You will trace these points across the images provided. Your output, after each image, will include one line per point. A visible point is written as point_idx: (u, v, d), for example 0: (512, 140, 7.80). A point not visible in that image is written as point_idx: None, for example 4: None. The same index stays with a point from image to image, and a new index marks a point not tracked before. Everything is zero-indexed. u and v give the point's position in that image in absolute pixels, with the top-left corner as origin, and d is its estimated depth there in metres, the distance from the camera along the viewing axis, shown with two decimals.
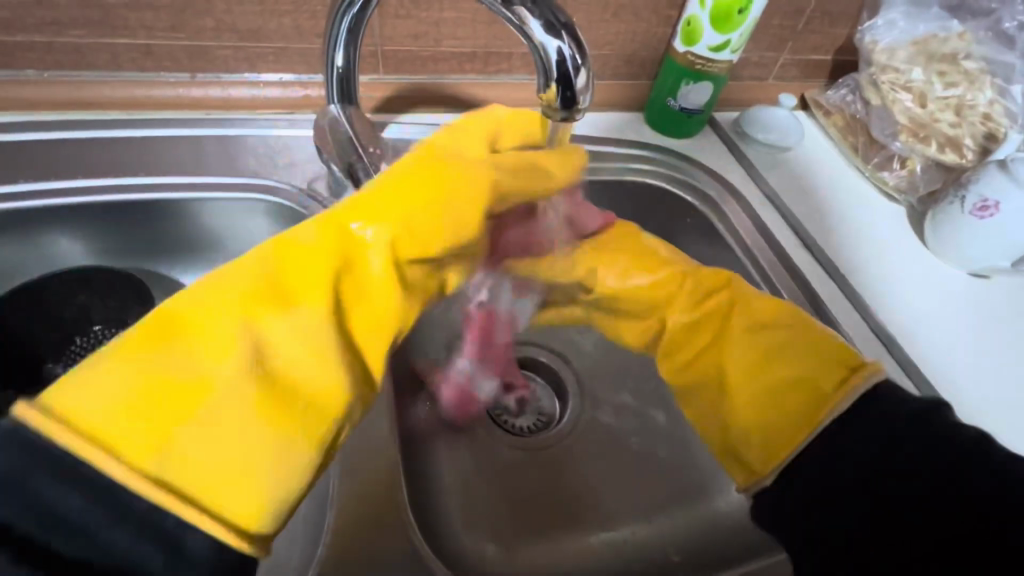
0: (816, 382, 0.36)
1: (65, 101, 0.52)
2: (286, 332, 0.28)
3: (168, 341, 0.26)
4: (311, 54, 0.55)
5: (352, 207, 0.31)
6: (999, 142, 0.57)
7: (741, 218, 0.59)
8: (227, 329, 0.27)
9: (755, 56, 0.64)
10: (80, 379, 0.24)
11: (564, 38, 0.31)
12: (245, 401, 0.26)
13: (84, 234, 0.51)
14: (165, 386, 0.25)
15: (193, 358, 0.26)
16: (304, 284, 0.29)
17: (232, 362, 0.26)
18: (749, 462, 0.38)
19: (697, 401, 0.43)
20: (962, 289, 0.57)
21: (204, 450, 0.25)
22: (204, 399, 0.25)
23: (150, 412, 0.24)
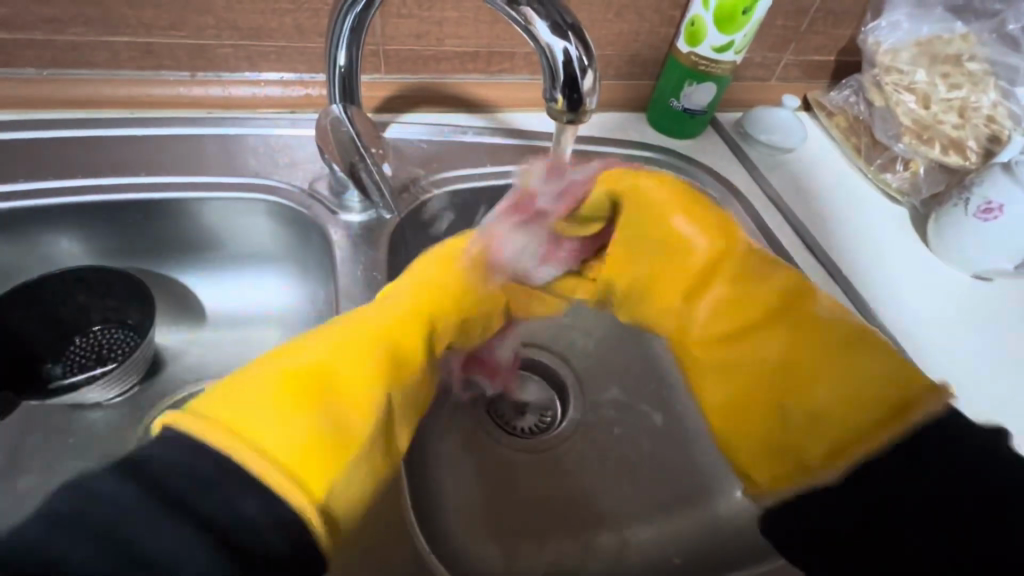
0: (893, 389, 0.34)
1: (64, 99, 0.52)
2: (395, 400, 0.34)
3: (322, 394, 0.31)
4: (312, 53, 0.54)
5: (430, 291, 0.41)
6: (1003, 144, 0.57)
7: (743, 219, 0.58)
8: (362, 385, 0.32)
9: (758, 57, 0.64)
10: (256, 416, 0.28)
11: (571, 39, 0.31)
12: (371, 451, 0.31)
13: (84, 234, 0.51)
14: (317, 437, 0.29)
15: (342, 411, 0.31)
16: (403, 355, 0.36)
17: (368, 419, 0.32)
18: (810, 453, 0.35)
19: (742, 391, 0.40)
20: (965, 292, 0.56)
21: (341, 493, 0.29)
22: (349, 444, 0.30)
23: (310, 456, 0.28)
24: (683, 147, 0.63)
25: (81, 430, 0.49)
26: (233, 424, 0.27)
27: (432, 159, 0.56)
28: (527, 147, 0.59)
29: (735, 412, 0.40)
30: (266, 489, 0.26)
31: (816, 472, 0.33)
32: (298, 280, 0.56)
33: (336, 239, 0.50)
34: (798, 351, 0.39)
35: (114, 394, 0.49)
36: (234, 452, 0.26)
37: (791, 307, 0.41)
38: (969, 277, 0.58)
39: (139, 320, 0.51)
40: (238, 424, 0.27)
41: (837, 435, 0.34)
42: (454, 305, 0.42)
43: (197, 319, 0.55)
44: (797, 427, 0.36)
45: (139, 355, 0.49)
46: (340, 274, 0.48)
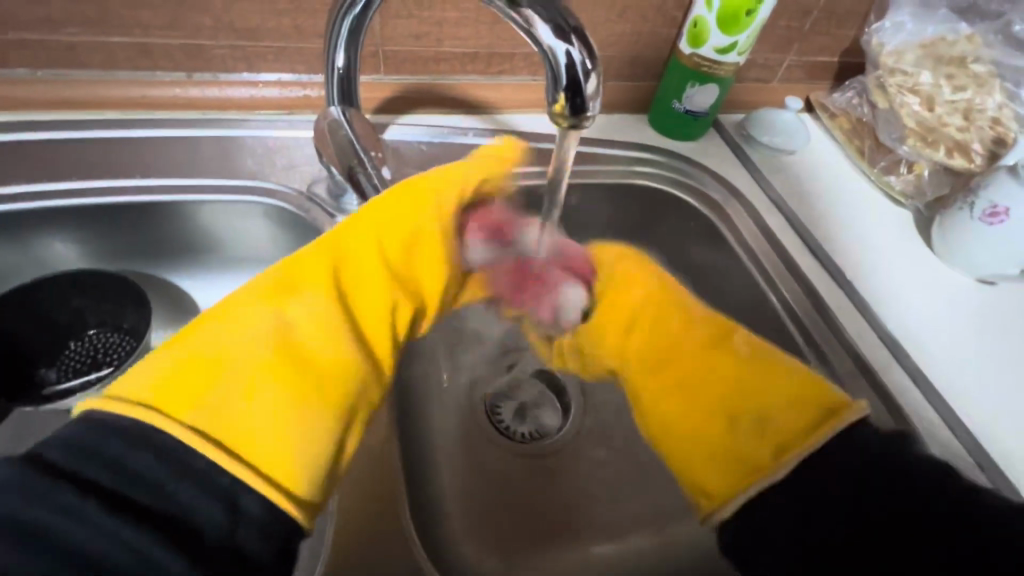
0: (821, 397, 0.38)
1: (60, 100, 0.51)
2: (297, 315, 0.34)
3: (200, 333, 0.33)
4: (311, 53, 0.53)
5: (346, 229, 0.40)
6: (1008, 146, 0.57)
7: (745, 221, 0.58)
8: (246, 316, 0.34)
9: (760, 58, 0.64)
10: (144, 377, 0.30)
11: (574, 43, 0.30)
12: (259, 367, 0.32)
13: (79, 237, 0.50)
14: (186, 365, 0.31)
15: (216, 340, 0.33)
16: (300, 284, 0.36)
17: (251, 345, 0.32)
18: (756, 457, 0.37)
19: (682, 406, 0.42)
20: (969, 296, 0.56)
21: (245, 418, 0.30)
22: (223, 367, 0.31)
23: (203, 390, 0.30)
24: (685, 148, 0.63)
25: None
26: (130, 392, 0.29)
27: (431, 162, 0.56)
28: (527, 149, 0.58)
29: (683, 425, 0.41)
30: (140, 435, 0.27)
31: (770, 471, 0.36)
32: None
33: None
34: (737, 373, 0.41)
35: None
36: (127, 410, 0.28)
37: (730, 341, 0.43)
38: (973, 280, 0.57)
39: (134, 324, 0.51)
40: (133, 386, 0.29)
41: (778, 437, 0.37)
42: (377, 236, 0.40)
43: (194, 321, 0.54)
44: (747, 436, 0.38)
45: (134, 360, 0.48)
46: None
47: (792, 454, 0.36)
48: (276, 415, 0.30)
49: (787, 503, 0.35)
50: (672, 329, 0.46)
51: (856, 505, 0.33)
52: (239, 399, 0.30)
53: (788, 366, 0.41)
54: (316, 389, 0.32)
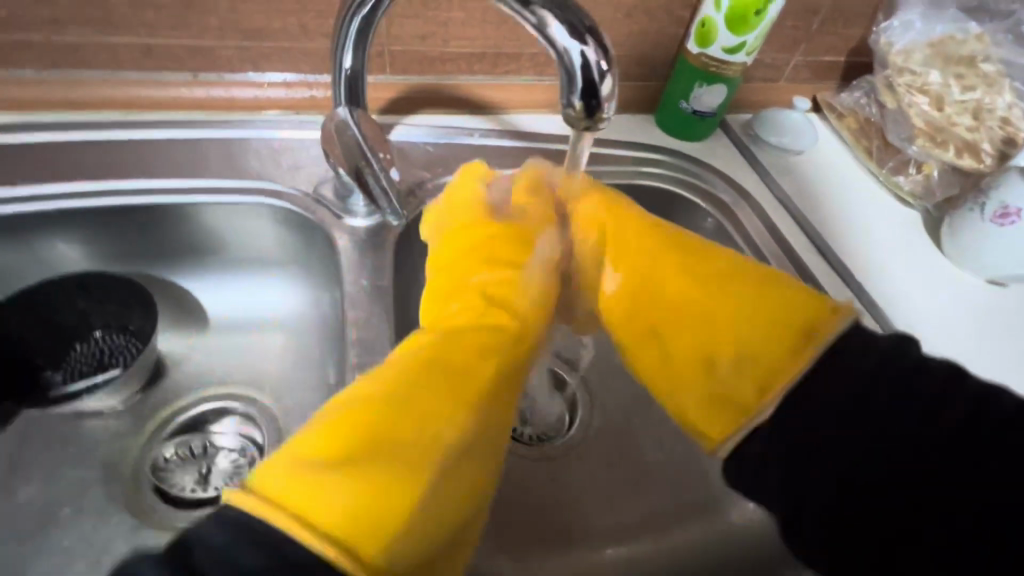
0: (796, 313, 0.36)
1: (65, 101, 0.51)
2: (468, 429, 0.33)
3: (380, 441, 0.30)
4: (316, 54, 0.53)
5: (479, 300, 0.40)
6: (1018, 147, 0.56)
7: (753, 222, 0.58)
8: (426, 428, 0.32)
9: (768, 57, 0.63)
10: (302, 475, 0.27)
11: (589, 43, 0.30)
12: (444, 489, 0.30)
13: (85, 239, 0.50)
14: (373, 488, 0.28)
15: (398, 453, 0.30)
16: (466, 388, 0.35)
17: (434, 464, 0.30)
18: (742, 396, 0.35)
19: (659, 355, 0.40)
20: (979, 297, 0.56)
21: (430, 539, 0.29)
22: (412, 487, 0.29)
23: (376, 517, 0.27)
24: (692, 149, 0.62)
25: (83, 440, 0.48)
26: (298, 503, 0.26)
27: (437, 163, 0.55)
28: (534, 150, 0.58)
29: (664, 374, 0.39)
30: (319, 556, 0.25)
31: (754, 410, 0.34)
32: (303, 285, 0.55)
33: (340, 244, 0.49)
34: (718, 303, 0.39)
35: (115, 402, 0.49)
36: (303, 529, 0.25)
37: (719, 270, 0.40)
38: (982, 281, 0.57)
39: (141, 326, 0.50)
40: (290, 484, 0.27)
41: (758, 374, 0.35)
42: (504, 312, 0.40)
43: (201, 325, 0.54)
44: (727, 376, 0.36)
45: (141, 363, 0.48)
46: (345, 280, 0.47)
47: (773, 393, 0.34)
48: (426, 523, 0.29)
49: (803, 454, 0.32)
50: (659, 273, 0.42)
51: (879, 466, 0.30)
52: (393, 500, 0.28)
53: (772, 284, 0.39)
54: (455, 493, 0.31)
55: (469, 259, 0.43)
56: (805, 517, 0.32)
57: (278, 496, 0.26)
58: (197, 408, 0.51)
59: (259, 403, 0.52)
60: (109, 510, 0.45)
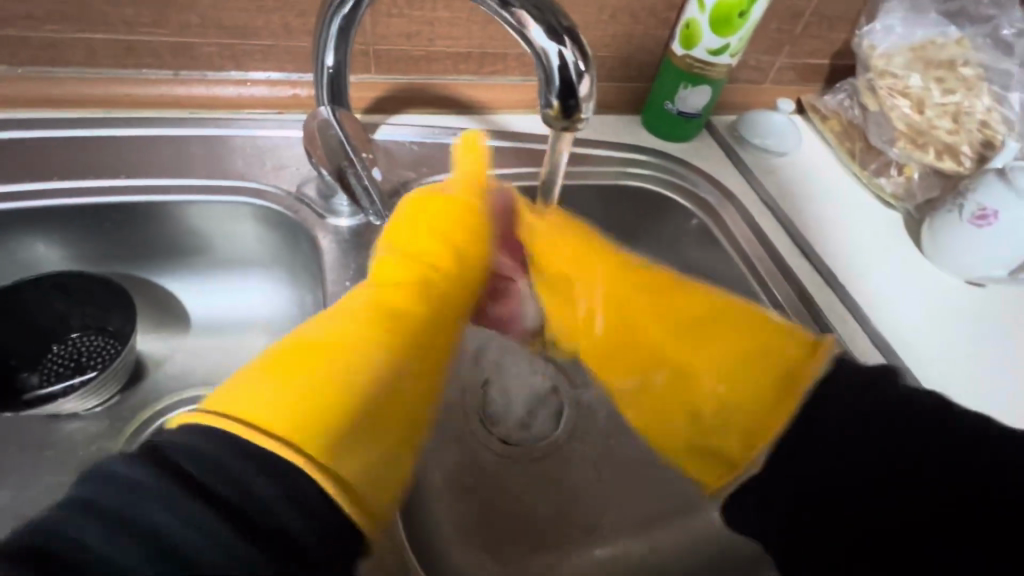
0: (773, 353, 0.36)
1: (42, 99, 0.50)
2: (411, 361, 0.33)
3: (321, 361, 0.30)
4: (300, 53, 0.53)
5: (431, 251, 0.40)
6: (996, 149, 0.57)
7: (737, 223, 0.58)
8: (367, 353, 0.31)
9: (752, 59, 0.64)
10: (251, 394, 0.27)
11: (567, 43, 0.30)
12: (384, 412, 0.30)
13: (62, 239, 0.49)
14: (314, 396, 0.28)
15: (342, 371, 0.30)
16: (410, 324, 0.35)
17: (378, 386, 0.30)
18: (727, 450, 0.35)
19: (635, 349, 0.40)
20: (959, 298, 0.56)
21: (373, 459, 0.28)
22: (355, 406, 0.29)
23: (320, 423, 0.27)
24: (677, 150, 0.63)
25: (61, 442, 0.47)
26: (241, 410, 0.26)
27: (423, 163, 0.55)
28: (520, 151, 0.58)
29: (655, 414, 0.38)
30: (272, 466, 0.24)
31: (743, 465, 0.34)
32: (286, 286, 0.55)
33: (323, 244, 0.49)
34: (706, 332, 0.38)
35: (94, 404, 0.48)
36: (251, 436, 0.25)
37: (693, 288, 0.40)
38: (963, 282, 0.58)
39: (119, 327, 0.50)
40: (241, 403, 0.27)
41: (744, 430, 0.35)
42: (459, 264, 0.41)
43: (182, 327, 0.54)
44: (710, 429, 0.36)
45: (122, 363, 0.48)
46: (328, 281, 0.47)
47: (761, 446, 0.34)
48: (375, 438, 0.29)
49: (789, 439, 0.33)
50: (630, 270, 0.41)
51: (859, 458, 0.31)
52: (343, 413, 0.28)
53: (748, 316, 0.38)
54: (401, 419, 0.31)
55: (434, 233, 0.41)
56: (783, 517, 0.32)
57: (223, 409, 0.26)
58: (175, 410, 0.51)
59: None
60: None
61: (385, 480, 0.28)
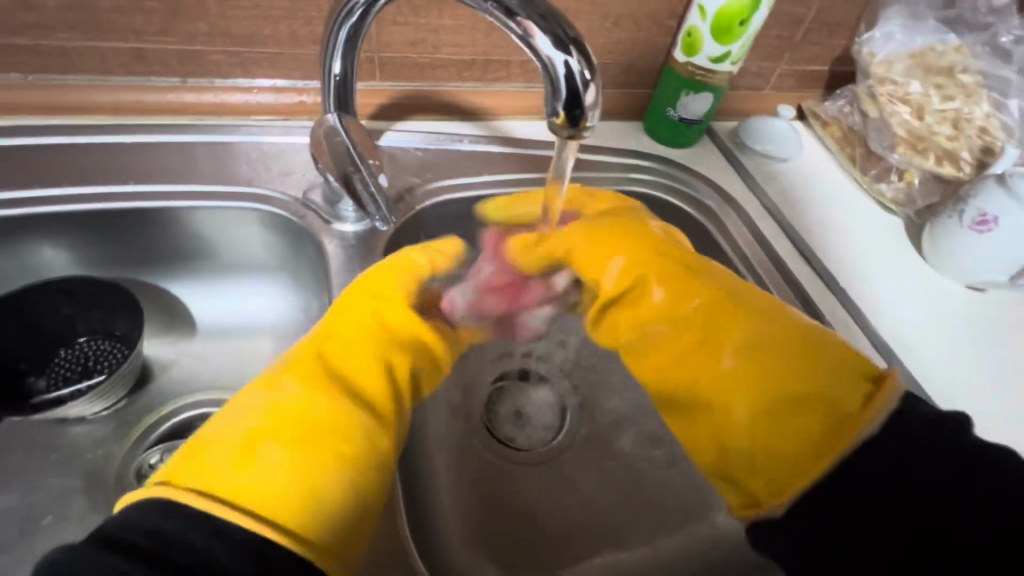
0: (830, 401, 0.33)
1: (51, 106, 0.51)
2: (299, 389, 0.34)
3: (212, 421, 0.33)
4: (307, 60, 0.53)
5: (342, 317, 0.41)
6: (996, 155, 0.58)
7: (739, 228, 0.58)
8: (254, 398, 0.33)
9: (753, 66, 0.64)
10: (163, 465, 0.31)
11: (573, 53, 0.30)
12: (271, 435, 0.31)
13: (71, 244, 0.50)
14: (198, 449, 0.31)
15: (227, 421, 0.32)
16: (301, 366, 0.36)
17: (261, 420, 0.32)
18: (756, 483, 0.34)
19: (675, 373, 0.40)
20: (961, 303, 0.57)
21: (263, 474, 0.29)
22: (238, 440, 0.31)
23: (204, 466, 0.29)
24: (679, 155, 0.63)
25: (66, 447, 0.47)
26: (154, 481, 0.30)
27: (428, 168, 0.56)
28: (524, 157, 0.58)
29: (688, 440, 0.38)
30: (167, 508, 0.27)
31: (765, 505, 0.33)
32: (291, 292, 0.55)
33: (330, 249, 0.49)
34: (750, 368, 0.36)
35: (100, 409, 0.49)
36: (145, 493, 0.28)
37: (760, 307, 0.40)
38: (964, 287, 0.58)
39: (126, 332, 0.50)
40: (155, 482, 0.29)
41: (777, 473, 0.33)
42: (369, 323, 0.40)
43: (188, 331, 0.54)
44: (742, 465, 0.34)
45: (128, 369, 0.48)
46: (335, 286, 0.47)
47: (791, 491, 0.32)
48: (279, 464, 0.30)
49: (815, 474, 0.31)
50: (667, 269, 0.44)
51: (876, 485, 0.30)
52: (242, 454, 0.30)
53: (828, 360, 0.35)
54: (300, 443, 0.31)
55: (341, 314, 0.41)
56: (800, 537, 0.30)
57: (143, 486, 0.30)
58: (183, 414, 0.51)
59: None
60: (92, 519, 0.45)
61: (282, 487, 0.29)
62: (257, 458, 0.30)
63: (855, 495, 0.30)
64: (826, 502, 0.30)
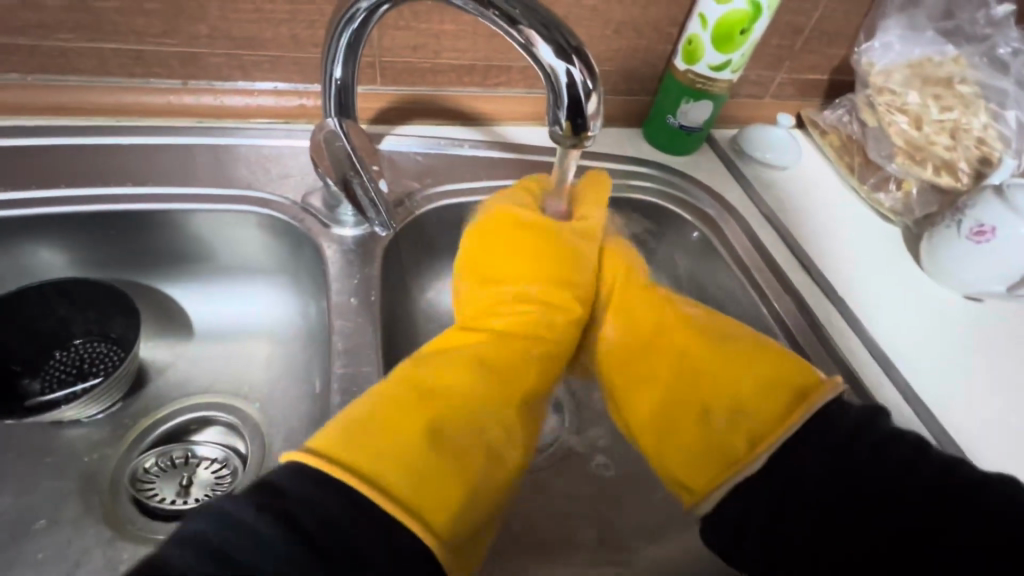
0: (789, 378, 0.37)
1: (51, 106, 0.51)
2: (480, 418, 0.35)
3: (416, 418, 0.33)
4: (307, 63, 0.53)
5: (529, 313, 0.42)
6: (993, 166, 0.58)
7: (737, 234, 0.58)
8: (450, 414, 0.34)
9: (753, 75, 0.65)
10: (356, 439, 0.31)
11: (575, 62, 0.30)
12: (451, 456, 0.32)
13: (67, 245, 0.49)
14: (385, 438, 0.31)
15: (421, 426, 0.33)
16: (484, 384, 0.37)
17: (457, 438, 0.33)
18: (729, 449, 0.35)
19: (635, 359, 0.43)
20: (957, 312, 0.57)
21: (436, 493, 0.30)
22: (433, 449, 0.32)
23: (396, 464, 0.30)
24: (678, 163, 0.63)
25: (61, 449, 0.47)
26: (332, 449, 0.30)
27: (428, 173, 0.56)
28: (525, 162, 0.58)
29: (655, 423, 0.40)
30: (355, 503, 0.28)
31: (743, 463, 0.34)
32: (291, 294, 0.55)
33: (329, 252, 0.49)
34: (715, 356, 0.40)
35: (94, 411, 0.48)
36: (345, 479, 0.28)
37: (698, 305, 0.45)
38: (960, 296, 0.58)
39: (123, 333, 0.50)
40: (344, 456, 0.30)
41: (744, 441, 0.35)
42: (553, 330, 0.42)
43: (184, 333, 0.54)
44: (719, 431, 0.37)
45: (123, 371, 0.48)
46: (332, 291, 0.47)
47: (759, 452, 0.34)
48: (456, 491, 0.31)
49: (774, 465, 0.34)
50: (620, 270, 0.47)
51: (838, 479, 0.32)
52: (427, 478, 0.30)
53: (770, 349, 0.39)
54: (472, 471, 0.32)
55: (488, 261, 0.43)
56: (781, 534, 0.32)
57: (339, 458, 0.30)
58: (178, 417, 0.51)
59: (241, 412, 0.51)
60: (86, 522, 0.44)
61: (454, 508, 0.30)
62: (459, 477, 0.31)
63: (819, 489, 0.32)
64: (795, 491, 0.32)
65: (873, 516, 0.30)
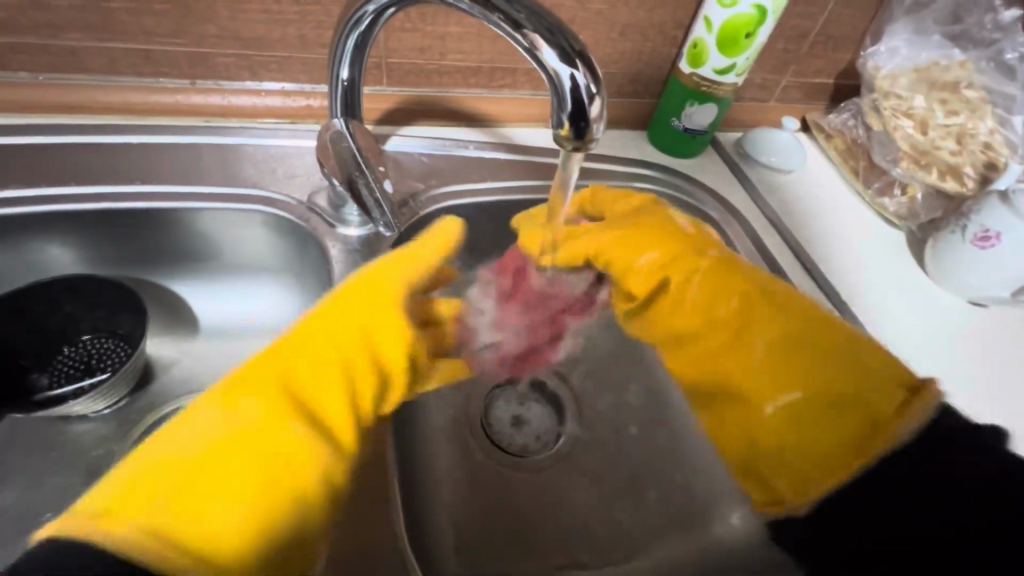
0: (883, 393, 0.37)
1: (61, 105, 0.51)
2: (247, 417, 0.31)
3: (170, 436, 0.30)
4: (315, 64, 0.54)
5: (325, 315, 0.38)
6: (999, 171, 0.57)
7: (739, 237, 0.58)
8: (205, 422, 0.31)
9: (758, 78, 0.65)
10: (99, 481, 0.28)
11: (578, 66, 0.31)
12: (205, 474, 0.29)
13: (75, 242, 0.50)
14: (130, 470, 0.28)
15: (173, 440, 0.30)
16: (262, 383, 0.33)
17: (213, 451, 0.30)
18: (801, 480, 0.37)
19: (711, 367, 0.43)
20: (959, 317, 0.57)
21: (200, 514, 0.27)
22: (172, 473, 0.28)
23: (133, 495, 0.27)
24: (682, 166, 0.63)
25: (67, 445, 0.48)
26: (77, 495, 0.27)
27: (433, 174, 0.56)
28: (529, 164, 0.58)
29: (725, 434, 0.41)
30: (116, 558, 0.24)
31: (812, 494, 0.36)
32: (295, 292, 0.55)
33: (333, 251, 0.49)
34: (801, 365, 0.39)
35: (102, 406, 0.49)
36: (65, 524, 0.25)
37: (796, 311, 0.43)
38: (965, 302, 0.58)
39: (130, 330, 0.51)
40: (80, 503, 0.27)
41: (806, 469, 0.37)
42: (346, 316, 0.39)
43: (190, 330, 0.55)
44: (790, 456, 0.38)
45: (131, 368, 0.48)
46: None
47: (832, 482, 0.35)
48: (222, 511, 0.28)
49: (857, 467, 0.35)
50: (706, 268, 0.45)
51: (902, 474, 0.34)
52: (177, 507, 0.27)
53: (860, 355, 0.39)
54: (235, 482, 0.29)
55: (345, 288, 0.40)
56: (836, 530, 0.35)
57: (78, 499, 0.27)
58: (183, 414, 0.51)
59: None
60: None
61: (213, 530, 0.27)
62: (212, 492, 0.28)
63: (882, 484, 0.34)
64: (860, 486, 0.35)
65: (933, 501, 0.33)
